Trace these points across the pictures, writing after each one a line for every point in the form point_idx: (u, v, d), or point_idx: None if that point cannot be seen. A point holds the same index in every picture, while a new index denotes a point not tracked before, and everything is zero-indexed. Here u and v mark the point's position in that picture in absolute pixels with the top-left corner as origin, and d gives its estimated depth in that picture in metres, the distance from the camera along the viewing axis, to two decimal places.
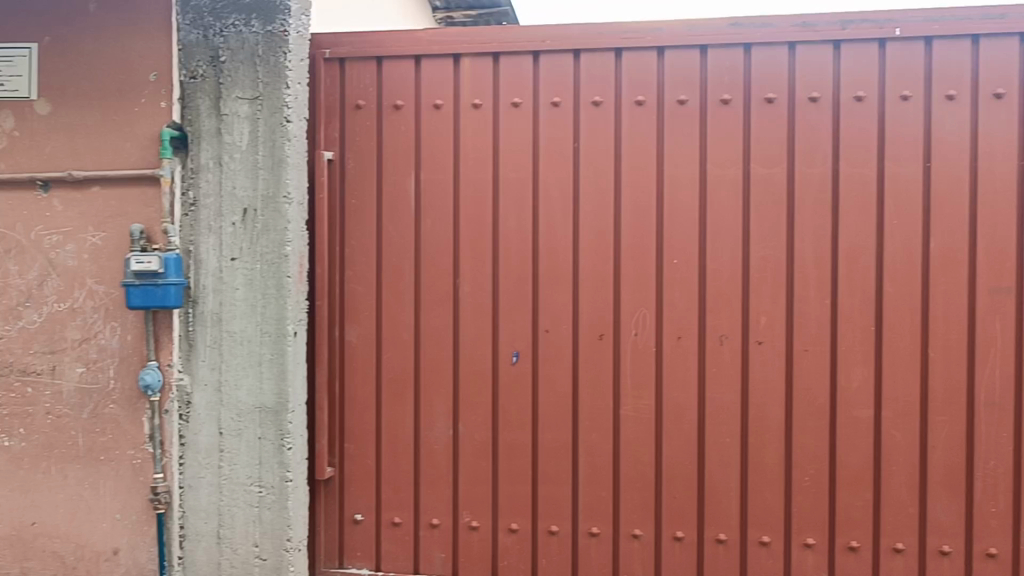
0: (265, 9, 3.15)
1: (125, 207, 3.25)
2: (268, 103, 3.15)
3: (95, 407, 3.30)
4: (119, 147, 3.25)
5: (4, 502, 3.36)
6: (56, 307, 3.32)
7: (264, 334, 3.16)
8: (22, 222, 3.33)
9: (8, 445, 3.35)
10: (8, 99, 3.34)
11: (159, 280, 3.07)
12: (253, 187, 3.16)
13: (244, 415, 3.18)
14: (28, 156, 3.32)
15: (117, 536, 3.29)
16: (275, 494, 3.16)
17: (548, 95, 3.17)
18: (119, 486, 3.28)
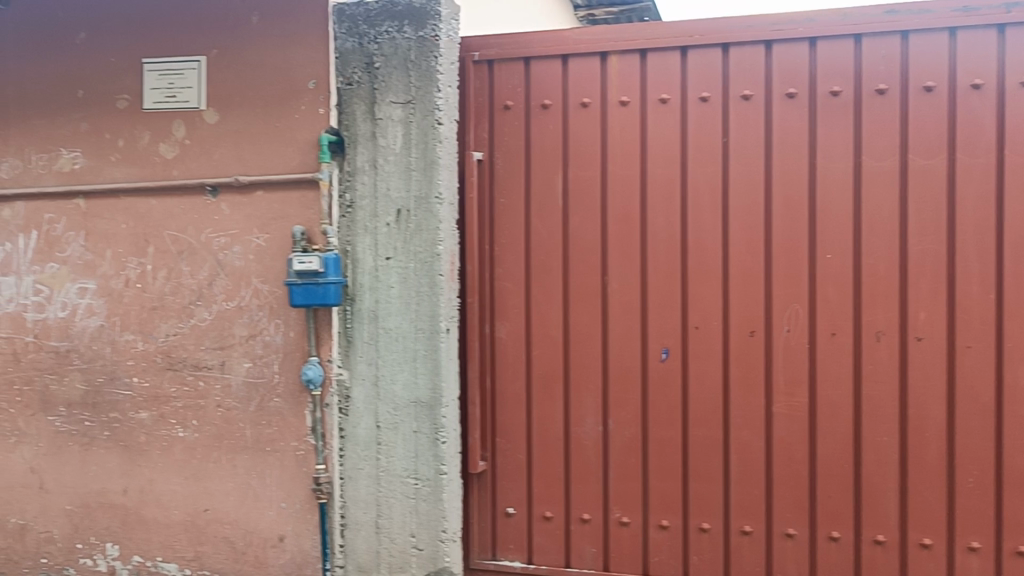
0: (417, 15, 3.23)
1: (287, 210, 3.41)
2: (421, 107, 3.24)
3: (261, 400, 3.47)
4: (282, 152, 3.41)
5: (180, 489, 3.59)
6: (225, 305, 3.51)
7: (419, 330, 3.26)
8: (193, 225, 3.55)
9: (182, 435, 3.58)
10: (180, 109, 3.55)
11: (320, 279, 3.20)
12: (407, 188, 3.25)
13: (400, 409, 3.28)
14: (199, 163, 3.53)
15: (282, 524, 3.45)
16: (430, 486, 3.25)
17: (696, 90, 3.14)
18: (284, 476, 3.44)
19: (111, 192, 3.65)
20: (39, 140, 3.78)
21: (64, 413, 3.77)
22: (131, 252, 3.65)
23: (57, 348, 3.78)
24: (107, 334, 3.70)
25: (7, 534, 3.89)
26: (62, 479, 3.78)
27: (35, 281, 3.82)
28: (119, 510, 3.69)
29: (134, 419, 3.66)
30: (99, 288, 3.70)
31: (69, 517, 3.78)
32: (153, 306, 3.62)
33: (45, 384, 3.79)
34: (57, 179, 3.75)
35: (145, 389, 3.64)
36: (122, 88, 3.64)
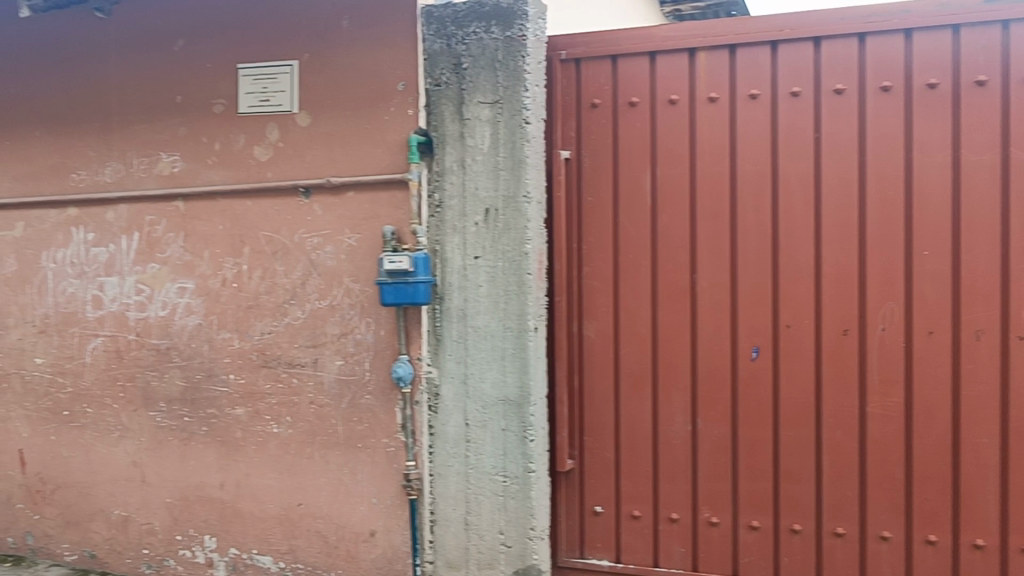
0: (504, 15, 3.23)
1: (378, 210, 3.46)
2: (508, 106, 3.24)
3: (353, 397, 3.53)
4: (372, 153, 3.47)
5: (274, 484, 3.68)
6: (317, 304, 3.59)
7: (507, 329, 3.27)
8: (286, 226, 3.63)
9: (277, 431, 3.67)
10: (273, 113, 3.64)
11: (410, 278, 3.24)
12: (495, 187, 3.27)
13: (489, 407, 3.30)
14: (292, 165, 3.61)
15: (373, 519, 3.51)
16: (519, 484, 3.26)
17: (787, 85, 3.10)
18: (375, 472, 3.50)
19: (209, 195, 3.77)
20: (141, 145, 3.94)
21: (164, 409, 3.90)
22: (228, 252, 3.76)
23: (157, 346, 3.92)
24: (205, 332, 3.82)
25: (111, 525, 4.04)
26: (163, 472, 3.91)
27: (136, 281, 3.97)
28: (217, 503, 3.80)
29: (230, 415, 3.76)
30: (196, 287, 3.83)
31: (169, 509, 3.91)
32: (248, 305, 3.72)
33: (147, 381, 3.94)
34: (157, 183, 3.90)
35: (240, 386, 3.74)
36: (218, 93, 3.75)
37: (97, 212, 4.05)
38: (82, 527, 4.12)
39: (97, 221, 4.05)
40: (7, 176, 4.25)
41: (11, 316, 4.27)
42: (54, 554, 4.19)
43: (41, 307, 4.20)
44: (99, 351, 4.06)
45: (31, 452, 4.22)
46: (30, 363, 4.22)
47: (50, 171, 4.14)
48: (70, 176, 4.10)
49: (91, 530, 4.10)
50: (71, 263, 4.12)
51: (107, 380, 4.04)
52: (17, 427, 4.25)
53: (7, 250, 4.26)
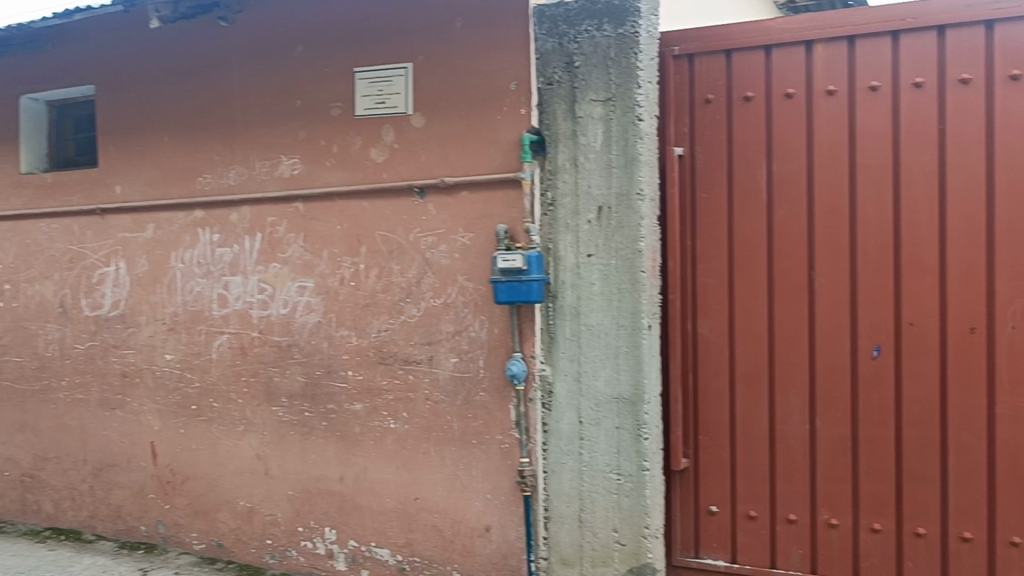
0: (617, 12, 3.21)
1: (491, 209, 3.50)
2: (621, 104, 3.23)
3: (467, 394, 3.58)
4: (485, 153, 3.50)
5: (392, 478, 3.76)
6: (432, 302, 3.65)
7: (620, 327, 3.26)
8: (402, 225, 3.70)
9: (394, 426, 3.74)
10: (389, 115, 3.72)
11: (523, 276, 3.26)
12: (608, 185, 3.26)
13: (603, 405, 3.30)
14: (407, 165, 3.69)
15: (488, 515, 3.55)
16: (633, 482, 3.25)
17: (909, 75, 3.01)
18: (490, 467, 3.54)
19: (327, 196, 3.88)
20: (262, 149, 4.07)
21: (286, 404, 4.03)
22: (346, 252, 3.85)
23: (279, 343, 4.05)
24: (325, 330, 3.92)
25: (237, 515, 4.19)
26: (285, 465, 4.03)
27: (259, 280, 4.10)
28: (337, 496, 3.90)
29: (348, 410, 3.86)
30: (316, 286, 3.94)
31: (291, 501, 4.03)
32: (365, 303, 3.81)
33: (269, 376, 4.07)
34: (278, 185, 4.03)
35: (358, 382, 3.83)
36: (335, 97, 3.85)
37: (222, 213, 4.20)
38: (210, 517, 4.28)
39: (221, 223, 4.21)
40: (139, 181, 4.44)
41: (143, 314, 4.47)
42: (184, 543, 4.37)
43: (170, 305, 4.38)
44: (224, 348, 4.21)
45: (162, 444, 4.41)
46: (161, 359, 4.41)
47: (178, 175, 4.32)
48: (196, 180, 4.26)
49: (217, 521, 4.25)
50: (198, 263, 4.29)
51: (231, 375, 4.19)
52: (150, 420, 4.45)
53: (139, 251, 4.46)
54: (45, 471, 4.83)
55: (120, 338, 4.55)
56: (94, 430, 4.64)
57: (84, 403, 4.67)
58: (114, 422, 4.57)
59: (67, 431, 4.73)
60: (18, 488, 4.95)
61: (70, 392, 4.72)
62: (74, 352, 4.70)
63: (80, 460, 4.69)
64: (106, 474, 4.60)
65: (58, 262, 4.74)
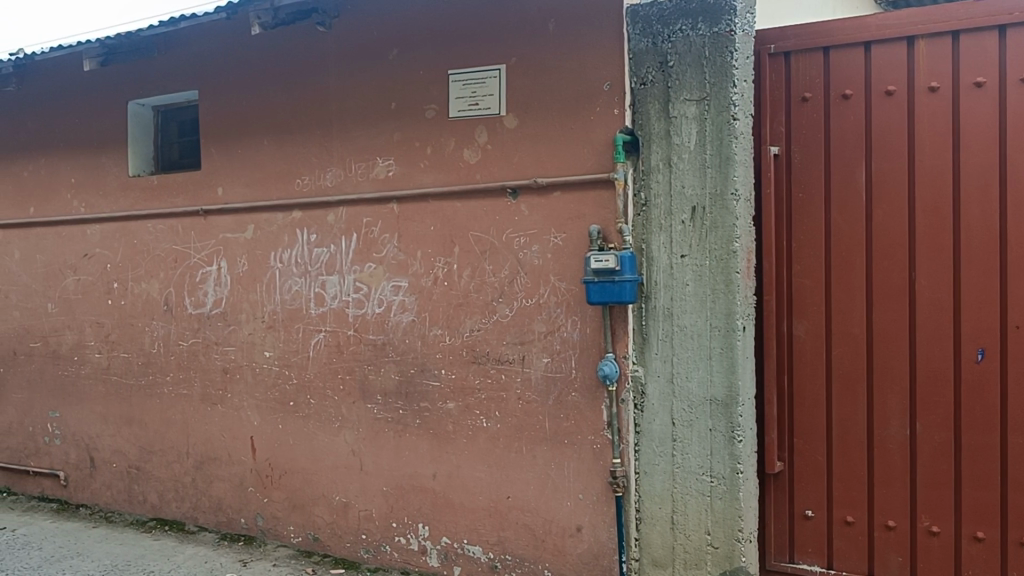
0: (712, 11, 3.18)
1: (583, 210, 3.51)
2: (716, 103, 3.19)
3: (559, 394, 3.60)
4: (578, 153, 3.51)
5: (484, 476, 3.79)
6: (525, 302, 3.67)
7: (714, 328, 3.23)
8: (495, 226, 3.74)
9: (486, 425, 3.78)
10: (482, 116, 3.76)
11: (616, 277, 3.26)
12: (702, 185, 3.23)
13: (696, 406, 3.28)
14: (500, 166, 3.72)
15: (580, 515, 3.55)
16: (727, 485, 3.21)
17: (1017, 71, 2.91)
18: (581, 468, 3.55)
19: (421, 197, 3.94)
20: (358, 150, 4.14)
21: (381, 401, 4.10)
22: (440, 252, 3.90)
23: (374, 342, 4.12)
24: (418, 329, 3.98)
25: (332, 510, 4.27)
26: (380, 462, 4.10)
27: (355, 280, 4.18)
28: (430, 493, 3.95)
29: (442, 408, 3.91)
30: (410, 285, 4.00)
31: (385, 497, 4.10)
32: (459, 303, 3.85)
33: (364, 374, 4.15)
34: (374, 186, 4.10)
35: (451, 381, 3.88)
36: (430, 99, 3.90)
37: (319, 214, 4.29)
38: (307, 511, 4.37)
39: (318, 224, 4.30)
40: (240, 182, 4.57)
41: (243, 313, 4.59)
42: (281, 536, 4.47)
43: (269, 304, 4.49)
44: (321, 346, 4.30)
45: (261, 439, 4.53)
46: (260, 355, 4.53)
47: (277, 177, 4.43)
48: (295, 181, 4.37)
49: (314, 515, 4.35)
50: (296, 263, 4.39)
51: (328, 373, 4.27)
52: (249, 415, 4.57)
53: (240, 250, 4.59)
54: (150, 463, 5.01)
55: (221, 335, 4.68)
56: (196, 424, 4.79)
57: (187, 398, 4.82)
58: (215, 417, 4.71)
59: (171, 425, 4.90)
60: (124, 480, 5.14)
61: (174, 387, 4.88)
62: (178, 349, 4.86)
63: (183, 453, 4.85)
64: (208, 467, 4.75)
65: (163, 261, 4.91)
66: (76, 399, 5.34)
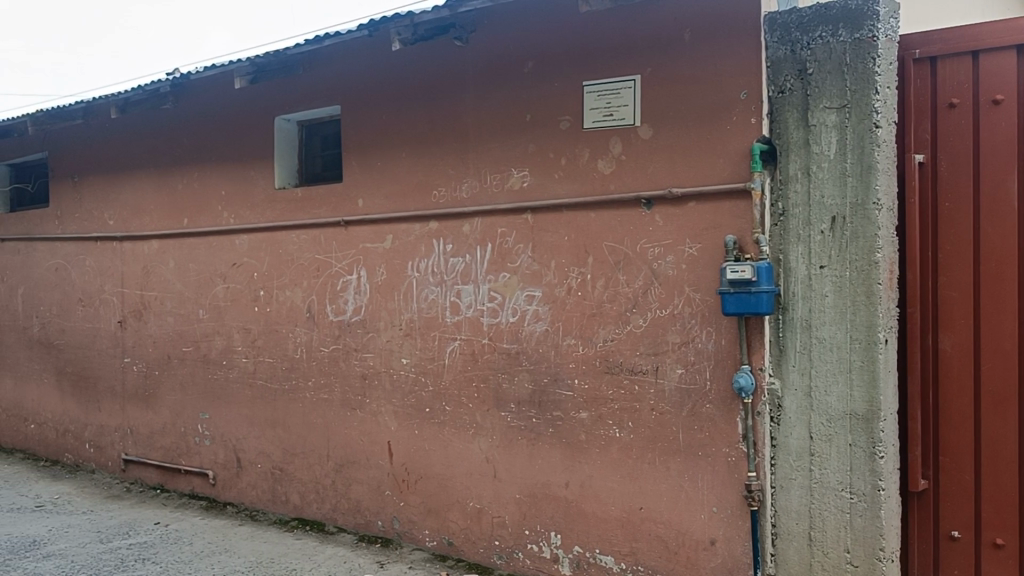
0: (854, 17, 3.12)
1: (719, 220, 3.47)
2: (857, 110, 3.13)
3: (693, 405, 3.56)
4: (713, 163, 3.48)
5: (617, 486, 3.79)
6: (659, 312, 3.66)
7: (854, 341, 3.15)
8: (629, 236, 3.74)
9: (619, 435, 3.78)
10: (617, 127, 3.77)
11: (753, 288, 3.23)
12: (842, 195, 3.16)
13: (835, 420, 3.20)
14: (635, 177, 3.72)
15: (713, 528, 3.51)
16: (867, 502, 3.13)
17: None
18: (716, 480, 3.50)
19: (556, 207, 3.97)
20: (494, 162, 4.21)
21: (515, 409, 4.14)
22: (574, 262, 3.93)
23: (508, 350, 4.17)
24: (552, 338, 4.01)
25: (467, 516, 4.34)
26: (513, 469, 4.15)
27: (490, 289, 4.25)
28: (563, 502, 3.97)
29: (574, 417, 3.93)
30: (544, 295, 4.04)
31: (518, 505, 4.14)
32: (592, 313, 3.87)
33: (499, 383, 4.20)
34: (509, 197, 4.16)
35: (584, 391, 3.90)
36: (565, 110, 3.94)
37: (455, 224, 4.38)
38: (442, 515, 4.45)
39: (454, 234, 4.39)
40: (380, 194, 4.70)
41: (382, 320, 4.72)
42: (417, 539, 4.57)
43: (406, 311, 4.60)
44: (457, 353, 4.39)
45: (398, 444, 4.64)
46: (397, 363, 4.65)
47: (415, 189, 4.55)
48: (432, 193, 4.47)
49: (448, 520, 4.42)
50: (432, 272, 4.49)
51: (463, 380, 4.35)
52: (387, 421, 4.69)
53: (379, 260, 4.72)
54: (293, 465, 5.19)
55: (361, 342, 4.82)
56: (336, 428, 4.94)
57: (328, 402, 4.98)
58: (354, 421, 4.85)
59: (313, 429, 5.07)
60: (268, 480, 5.34)
61: (316, 392, 5.05)
62: (320, 354, 5.03)
63: (323, 456, 5.01)
64: (347, 470, 4.89)
65: (307, 270, 5.09)
66: (224, 402, 5.59)
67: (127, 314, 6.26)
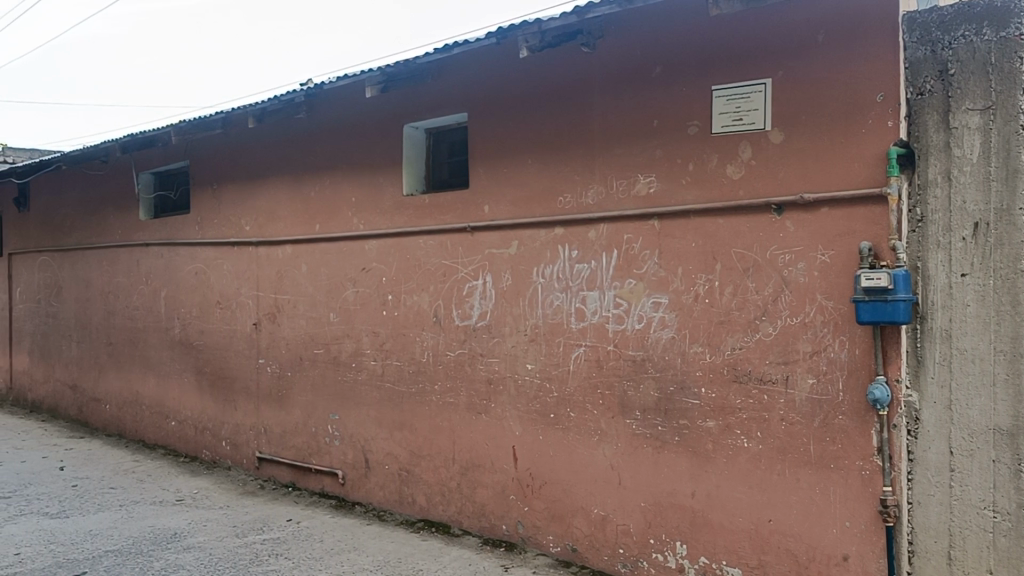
0: (999, 16, 3.11)
1: (853, 227, 3.38)
2: (1003, 112, 3.07)
3: (825, 417, 3.47)
4: (848, 168, 3.39)
5: (745, 497, 3.73)
6: (790, 320, 3.58)
7: (998, 352, 3.07)
8: (759, 243, 3.68)
9: (747, 445, 3.71)
10: (747, 132, 3.71)
11: (889, 296, 3.13)
12: (986, 200, 3.09)
13: (977, 435, 3.10)
14: (765, 182, 3.65)
15: (846, 543, 3.41)
16: (1012, 520, 3.02)
17: None
18: (848, 494, 3.40)
19: (683, 213, 3.93)
20: (620, 168, 4.20)
21: (640, 417, 4.11)
22: (701, 269, 3.88)
23: (634, 357, 4.14)
24: (678, 346, 3.97)
25: (591, 522, 4.33)
26: (638, 477, 4.12)
27: (616, 295, 4.23)
28: (689, 511, 3.92)
29: (701, 426, 3.87)
30: (671, 302, 4.00)
31: (643, 513, 4.11)
32: (720, 320, 3.81)
33: (624, 390, 4.18)
34: (635, 203, 4.14)
35: (711, 400, 3.84)
36: (694, 115, 3.89)
37: (581, 231, 4.38)
38: (566, 521, 4.45)
39: (580, 240, 4.38)
40: (507, 201, 4.74)
41: (508, 326, 4.75)
42: (540, 545, 4.58)
43: (532, 317, 4.62)
44: (581, 359, 4.38)
45: (523, 449, 4.67)
46: (522, 368, 4.67)
47: (541, 195, 4.57)
48: (558, 199, 4.48)
49: (572, 526, 4.42)
50: (558, 278, 4.50)
51: (588, 386, 4.34)
52: (512, 425, 4.73)
53: (505, 266, 4.76)
54: (419, 466, 5.28)
55: (486, 347, 4.87)
56: (462, 432, 5.00)
57: (455, 406, 5.05)
58: (480, 425, 4.90)
59: (439, 432, 5.14)
60: (396, 481, 5.44)
61: (442, 395, 5.12)
62: (446, 358, 5.10)
63: (449, 459, 5.08)
64: (472, 473, 4.94)
65: (434, 275, 5.17)
66: (353, 403, 5.72)
67: (262, 317, 6.48)
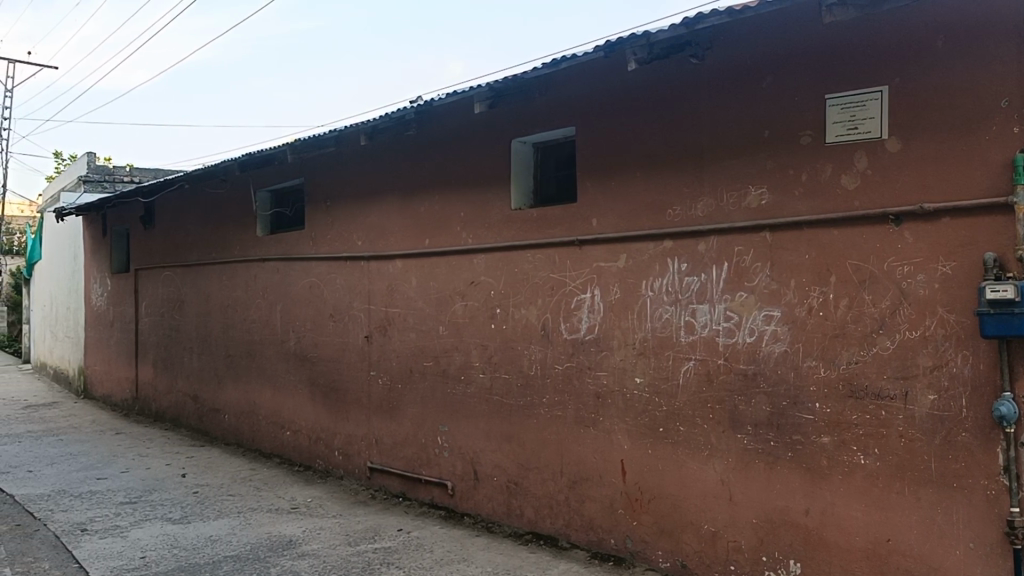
0: None
1: (976, 237, 3.28)
2: None
3: (947, 434, 3.36)
4: (970, 176, 3.29)
5: (861, 515, 3.62)
6: (909, 334, 3.49)
7: None
8: (876, 254, 3.59)
9: (864, 462, 3.61)
10: (862, 141, 3.62)
11: (1016, 309, 3.02)
12: None
13: None
14: (881, 192, 3.57)
15: (970, 565, 3.28)
16: None
17: None
18: (972, 514, 3.28)
19: (796, 225, 3.87)
20: (731, 179, 4.15)
21: (752, 432, 4.04)
22: (815, 282, 3.80)
23: (745, 371, 4.08)
24: (791, 360, 3.89)
25: (701, 538, 4.27)
26: (750, 493, 4.05)
27: (726, 308, 4.17)
28: (803, 529, 3.83)
29: (815, 442, 3.78)
30: (784, 315, 3.93)
31: (755, 530, 4.03)
32: (835, 334, 3.73)
33: (735, 404, 4.12)
34: (746, 215, 4.08)
35: (826, 415, 3.75)
36: (807, 125, 3.82)
37: (690, 243, 4.34)
38: (675, 537, 4.40)
39: (689, 253, 4.34)
40: (615, 214, 4.73)
41: (616, 339, 4.74)
42: (649, 560, 4.53)
43: (640, 331, 4.60)
44: (691, 373, 4.33)
45: (631, 462, 4.64)
46: (630, 382, 4.65)
47: (650, 208, 4.54)
48: (667, 212, 4.45)
49: (681, 541, 4.37)
50: (667, 291, 4.46)
51: (697, 401, 4.29)
52: (620, 439, 4.70)
53: (613, 280, 4.75)
54: (527, 479, 5.29)
55: (594, 361, 4.86)
56: (570, 445, 5.00)
57: (562, 419, 5.05)
58: (588, 438, 4.89)
59: (547, 445, 5.15)
60: (504, 493, 5.46)
61: (550, 409, 5.13)
62: (554, 371, 5.11)
63: (557, 472, 5.08)
64: (580, 487, 4.93)
65: (542, 288, 5.19)
66: (463, 415, 5.78)
67: (374, 330, 6.60)
